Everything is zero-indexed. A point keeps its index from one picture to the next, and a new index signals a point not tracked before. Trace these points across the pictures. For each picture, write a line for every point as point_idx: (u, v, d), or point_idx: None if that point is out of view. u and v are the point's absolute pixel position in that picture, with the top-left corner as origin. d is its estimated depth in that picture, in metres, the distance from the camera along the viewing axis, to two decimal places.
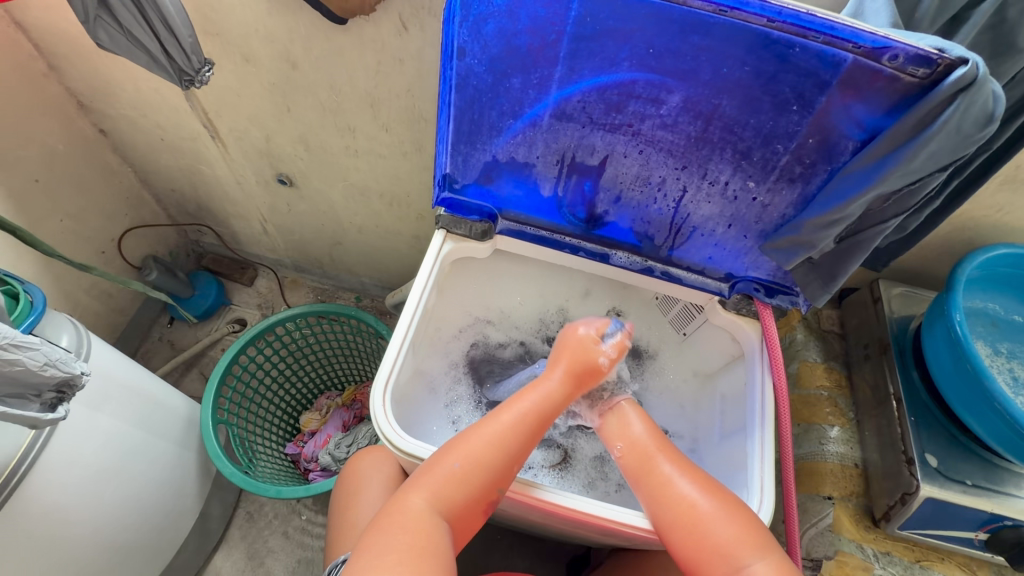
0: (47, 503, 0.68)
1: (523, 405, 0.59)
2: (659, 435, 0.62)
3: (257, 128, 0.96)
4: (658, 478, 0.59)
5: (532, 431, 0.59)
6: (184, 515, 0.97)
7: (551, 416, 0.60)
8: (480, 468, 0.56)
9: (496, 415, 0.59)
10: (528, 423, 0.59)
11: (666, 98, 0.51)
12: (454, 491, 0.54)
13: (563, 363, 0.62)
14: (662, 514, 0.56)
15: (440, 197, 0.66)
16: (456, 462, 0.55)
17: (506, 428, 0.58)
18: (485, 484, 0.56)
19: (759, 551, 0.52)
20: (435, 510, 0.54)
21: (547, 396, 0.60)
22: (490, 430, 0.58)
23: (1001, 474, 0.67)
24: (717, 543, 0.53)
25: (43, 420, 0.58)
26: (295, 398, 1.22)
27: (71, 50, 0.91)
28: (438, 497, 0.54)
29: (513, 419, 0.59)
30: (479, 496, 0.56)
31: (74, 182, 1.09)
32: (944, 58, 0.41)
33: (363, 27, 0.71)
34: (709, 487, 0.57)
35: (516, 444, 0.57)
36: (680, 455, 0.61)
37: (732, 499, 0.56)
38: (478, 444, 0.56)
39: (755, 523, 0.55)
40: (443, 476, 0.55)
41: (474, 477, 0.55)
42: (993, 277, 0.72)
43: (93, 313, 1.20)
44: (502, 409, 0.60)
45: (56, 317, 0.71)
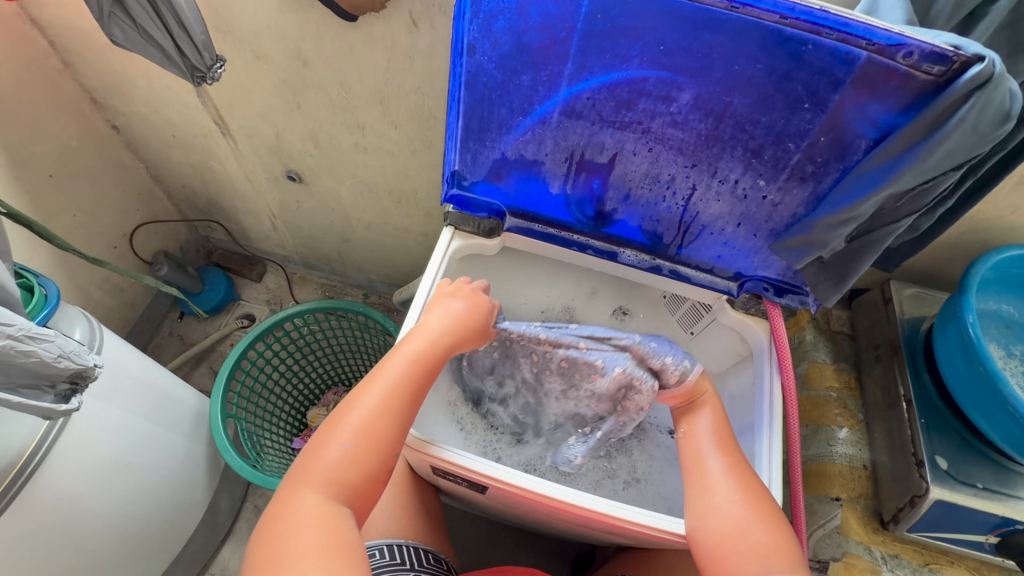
0: (59, 493, 0.69)
1: (401, 356, 0.57)
2: (723, 432, 0.60)
3: (268, 125, 0.97)
4: (705, 474, 0.57)
5: (421, 380, 0.57)
6: (193, 508, 0.98)
7: (435, 364, 0.59)
8: (369, 440, 0.52)
9: (365, 387, 0.55)
10: (400, 383, 0.56)
11: (677, 96, 0.51)
12: (347, 471, 0.51)
13: (447, 317, 0.61)
14: (702, 511, 0.54)
15: (448, 193, 0.66)
16: (345, 443, 0.51)
17: (384, 392, 0.55)
18: (377, 452, 0.52)
19: (792, 567, 0.49)
20: (335, 498, 0.49)
21: (425, 342, 0.59)
22: (376, 396, 0.54)
23: (1013, 478, 0.66)
24: (749, 548, 0.50)
25: (56, 412, 0.59)
26: (303, 394, 1.23)
27: (85, 47, 0.92)
28: (331, 484, 0.50)
29: (392, 380, 0.56)
30: (373, 468, 0.52)
31: (87, 178, 1.10)
32: (959, 56, 0.40)
33: (374, 25, 0.71)
34: (752, 493, 0.54)
35: (391, 400, 0.54)
36: (737, 457, 0.57)
37: (772, 510, 0.53)
38: (358, 418, 0.53)
39: (791, 541, 0.51)
40: (328, 461, 0.50)
41: (364, 449, 0.52)
42: (1007, 278, 0.71)
43: (105, 306, 1.22)
44: (376, 378, 0.56)
45: (69, 310, 0.72)
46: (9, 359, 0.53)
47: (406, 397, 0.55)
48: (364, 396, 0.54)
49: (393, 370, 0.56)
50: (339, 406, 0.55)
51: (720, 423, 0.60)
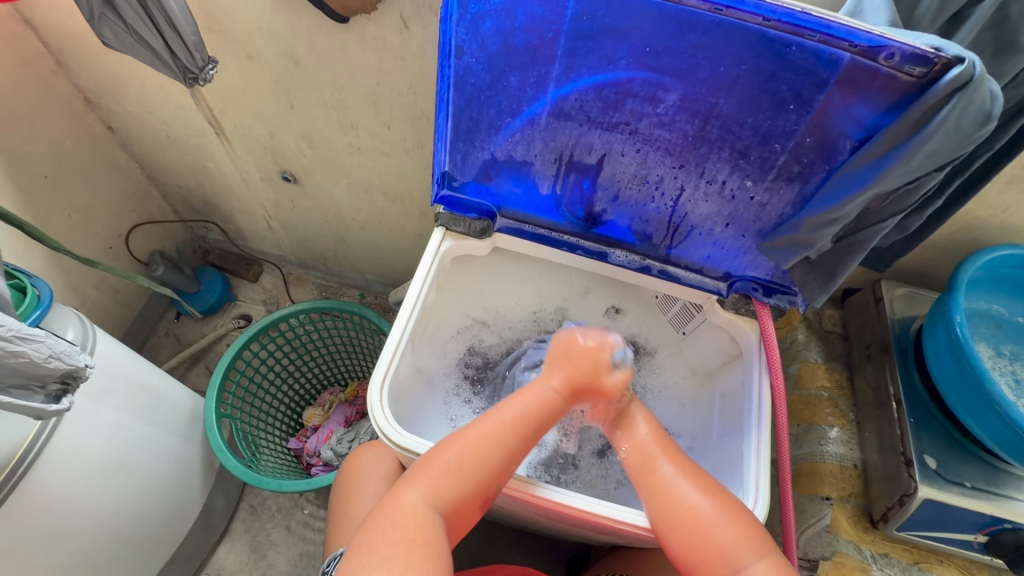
0: (52, 493, 0.70)
1: (524, 406, 0.60)
2: (664, 438, 0.62)
3: (262, 125, 0.97)
4: (659, 480, 0.58)
5: (537, 431, 0.59)
6: (188, 507, 0.98)
7: (551, 420, 0.61)
8: (476, 467, 0.56)
9: (497, 421, 0.58)
10: (517, 432, 0.58)
11: (664, 97, 0.51)
12: (450, 488, 0.55)
13: (564, 369, 0.61)
14: (661, 514, 0.56)
15: (439, 194, 0.67)
16: (451, 457, 0.56)
17: (505, 433, 0.58)
18: (482, 484, 0.56)
19: (759, 552, 0.52)
20: (431, 505, 0.54)
21: (545, 400, 0.60)
22: (490, 430, 0.58)
23: (1002, 477, 0.66)
24: (718, 544, 0.53)
25: (46, 412, 0.59)
26: (298, 393, 1.24)
27: (79, 48, 0.92)
28: (433, 493, 0.54)
29: (517, 417, 0.59)
30: (473, 495, 0.56)
31: (82, 178, 1.10)
32: (941, 57, 0.40)
33: (365, 25, 0.71)
34: (710, 487, 0.57)
35: (509, 439, 0.58)
36: (683, 459, 0.60)
37: (734, 502, 0.55)
38: (476, 446, 0.57)
39: (757, 526, 0.54)
40: (439, 473, 0.55)
41: (468, 475, 0.55)
42: (997, 278, 0.71)
43: (101, 306, 1.22)
44: (501, 408, 0.60)
45: (62, 310, 0.72)
46: None
47: (516, 447, 0.58)
48: (477, 426, 0.58)
49: (517, 410, 0.59)
50: (466, 424, 0.59)
51: (657, 428, 0.63)
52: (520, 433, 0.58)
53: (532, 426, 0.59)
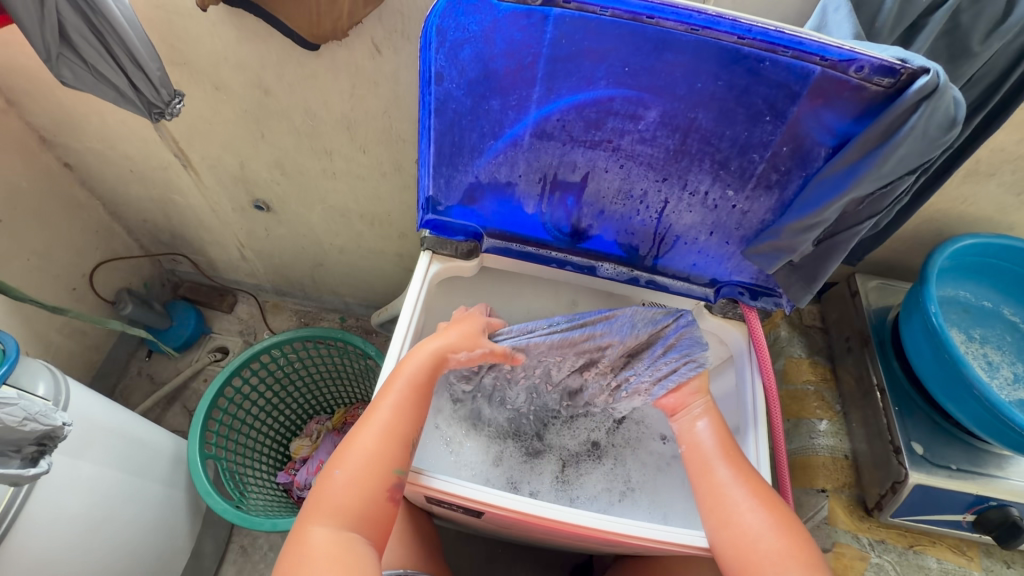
0: (31, 559, 0.65)
1: (397, 385, 0.61)
2: (727, 444, 0.62)
3: (231, 155, 0.95)
4: (715, 487, 0.58)
5: (420, 398, 0.61)
6: (176, 556, 0.94)
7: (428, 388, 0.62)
8: (371, 464, 0.56)
9: (373, 413, 0.59)
10: (398, 408, 0.59)
11: (644, 114, 0.52)
12: (348, 497, 0.55)
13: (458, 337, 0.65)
14: (719, 533, 0.56)
15: (424, 218, 0.66)
16: (335, 470, 0.57)
17: (386, 418, 0.59)
18: (382, 476, 0.56)
19: (809, 572, 0.52)
20: (341, 526, 0.54)
21: (424, 363, 0.62)
22: (372, 427, 0.58)
23: (984, 457, 0.69)
24: (772, 561, 0.53)
25: (23, 476, 0.55)
26: (284, 425, 1.20)
27: (31, 85, 0.88)
28: (336, 513, 0.54)
29: (395, 400, 0.60)
30: (377, 491, 0.55)
31: (39, 220, 1.05)
32: (906, 68, 0.42)
33: (336, 51, 0.70)
34: (764, 501, 0.56)
35: (392, 418, 0.59)
36: (742, 463, 0.60)
37: (788, 516, 0.55)
38: (363, 448, 0.57)
39: (809, 545, 0.54)
40: (331, 489, 0.55)
41: (356, 479, 0.56)
42: (962, 266, 0.75)
43: (67, 351, 1.16)
44: (379, 405, 0.60)
45: (31, 363, 0.68)
46: None
47: (402, 427, 0.59)
48: (363, 427, 0.58)
49: (407, 378, 0.61)
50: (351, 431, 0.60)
51: (720, 430, 0.63)
52: (403, 414, 0.59)
53: (411, 398, 0.60)
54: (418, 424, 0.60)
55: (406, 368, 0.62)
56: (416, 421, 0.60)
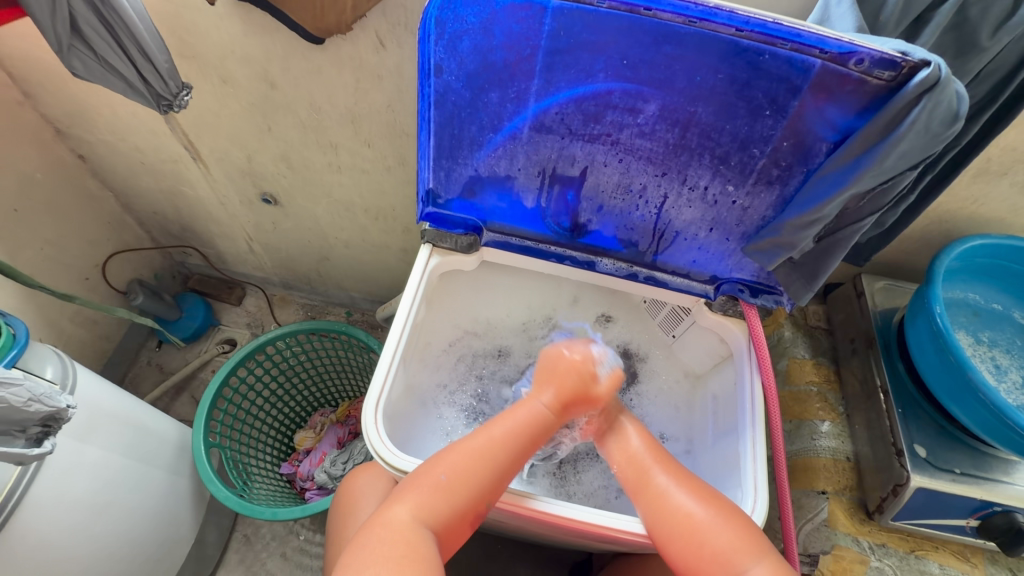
0: (35, 540, 0.67)
1: (512, 420, 0.60)
2: (658, 450, 0.62)
3: (239, 148, 0.96)
4: (656, 490, 0.58)
5: (530, 442, 0.60)
6: (179, 542, 0.96)
7: (540, 437, 0.61)
8: (465, 483, 0.56)
9: (486, 429, 0.60)
10: (507, 443, 0.59)
11: (643, 107, 0.52)
12: (439, 501, 0.54)
13: (552, 386, 0.63)
14: (659, 525, 0.56)
15: (424, 211, 0.66)
16: (441, 474, 0.55)
17: (492, 444, 0.58)
18: (472, 496, 0.55)
19: (757, 556, 0.52)
20: (419, 521, 0.53)
21: (537, 418, 0.61)
22: (475, 445, 0.58)
23: (990, 462, 0.67)
24: (716, 550, 0.53)
25: (28, 455, 0.57)
26: (288, 417, 1.21)
27: (46, 78, 0.90)
28: (421, 509, 0.54)
29: (507, 432, 0.60)
30: (465, 510, 0.55)
31: (54, 211, 1.07)
32: (907, 61, 0.42)
33: (341, 45, 0.71)
34: (704, 494, 0.57)
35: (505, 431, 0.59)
36: (676, 466, 0.61)
37: (729, 508, 0.56)
38: (466, 458, 0.57)
39: (753, 529, 0.54)
40: (427, 485, 0.55)
41: (458, 488, 0.55)
42: (971, 267, 0.74)
43: (79, 339, 1.19)
44: (494, 423, 0.60)
45: (40, 348, 0.70)
46: None
47: (506, 462, 0.58)
48: (466, 440, 0.58)
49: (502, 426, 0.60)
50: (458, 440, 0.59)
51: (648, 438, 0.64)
52: (511, 450, 0.58)
53: (524, 443, 0.60)
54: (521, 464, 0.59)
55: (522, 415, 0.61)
56: (519, 462, 0.59)
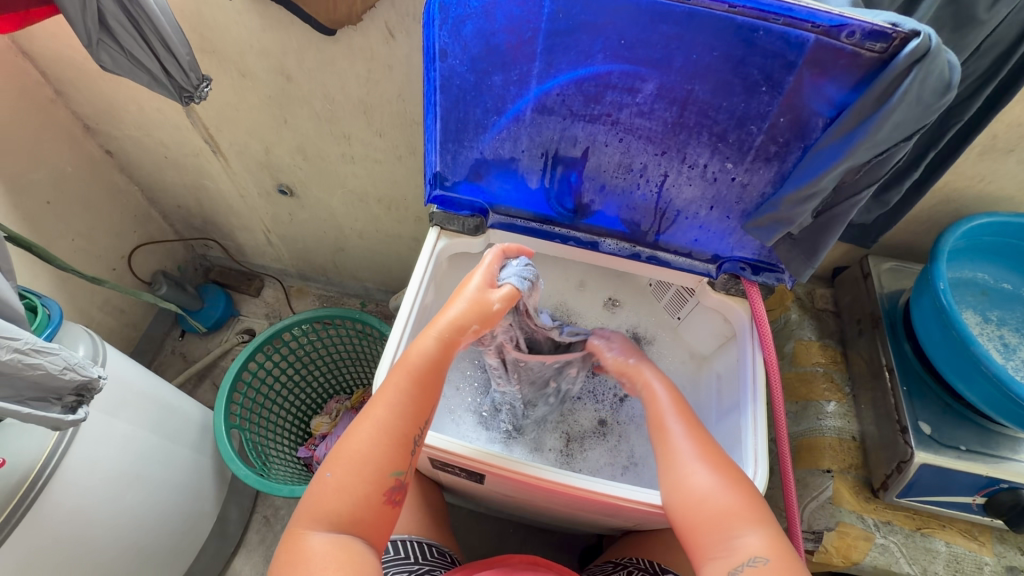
0: (71, 506, 0.71)
1: (401, 371, 0.57)
2: (681, 403, 0.64)
3: (256, 141, 1.00)
4: (667, 442, 0.60)
5: (421, 391, 0.57)
6: (202, 518, 1.00)
7: (434, 375, 0.58)
8: (363, 468, 0.53)
9: (368, 409, 0.56)
10: (396, 405, 0.56)
11: (642, 87, 0.54)
12: (343, 501, 0.52)
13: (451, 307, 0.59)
14: (666, 476, 0.58)
15: (432, 194, 0.69)
16: (327, 472, 0.53)
17: (381, 415, 0.55)
18: (377, 478, 0.53)
19: (756, 525, 0.51)
20: (336, 528, 0.51)
21: (420, 353, 0.57)
22: (369, 420, 0.55)
23: (996, 439, 0.67)
24: (719, 510, 0.53)
25: (64, 421, 0.62)
26: (305, 403, 1.25)
27: (76, 76, 0.95)
28: (332, 516, 0.51)
29: (389, 403, 0.56)
30: (372, 494, 0.53)
31: (83, 204, 1.12)
32: (898, 32, 0.43)
33: (352, 37, 0.74)
34: (711, 456, 0.57)
35: (394, 399, 0.56)
36: (696, 423, 0.61)
37: (738, 474, 0.56)
38: (354, 448, 0.54)
39: (758, 502, 0.54)
40: (322, 491, 0.52)
41: (352, 477, 0.53)
42: (979, 246, 0.74)
43: (108, 327, 1.25)
44: (374, 402, 0.56)
45: (72, 328, 0.74)
46: (16, 372, 0.56)
47: (400, 424, 0.55)
48: (361, 419, 0.56)
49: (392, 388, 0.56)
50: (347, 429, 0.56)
51: (675, 394, 0.65)
52: (399, 409, 0.56)
53: (410, 392, 0.56)
54: (420, 420, 0.57)
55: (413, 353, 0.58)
56: (417, 418, 0.56)
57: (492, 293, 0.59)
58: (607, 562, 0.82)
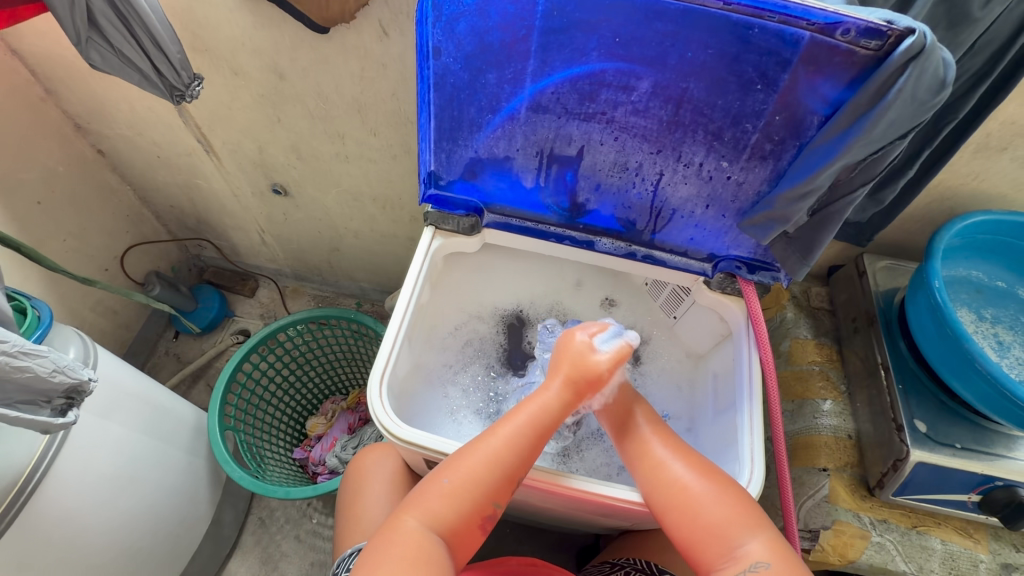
0: (63, 509, 0.71)
1: (516, 418, 0.58)
2: (658, 422, 0.63)
3: (250, 140, 0.99)
4: (652, 459, 0.59)
5: (534, 443, 0.58)
6: (197, 521, 0.99)
7: (549, 429, 0.59)
8: (475, 483, 0.55)
9: (496, 429, 0.58)
10: (512, 443, 0.57)
11: (636, 85, 0.53)
12: (450, 508, 0.54)
13: (561, 376, 0.61)
14: (654, 493, 0.57)
15: (427, 193, 0.68)
16: (445, 478, 0.55)
17: (498, 444, 0.57)
18: (480, 500, 0.55)
19: (754, 530, 0.53)
20: (427, 526, 0.53)
21: (544, 408, 0.59)
22: (486, 445, 0.56)
23: (991, 437, 0.67)
24: (710, 523, 0.54)
25: (54, 425, 0.61)
26: (300, 404, 1.24)
27: (67, 74, 0.94)
28: (428, 514, 0.54)
29: (515, 428, 0.58)
30: (473, 513, 0.55)
31: (75, 204, 1.11)
32: (893, 30, 0.43)
33: (346, 35, 0.73)
34: (698, 465, 0.57)
35: (543, 425, 0.59)
36: (675, 438, 0.61)
37: (728, 482, 0.56)
38: (478, 460, 0.56)
39: (750, 503, 0.55)
40: (432, 494, 0.54)
41: (470, 491, 0.55)
42: (973, 245, 0.74)
43: (100, 328, 1.23)
44: (503, 422, 0.59)
45: (63, 329, 0.73)
46: (4, 375, 0.55)
47: (512, 462, 0.56)
48: (479, 441, 0.57)
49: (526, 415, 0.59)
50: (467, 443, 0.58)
51: (651, 415, 0.64)
52: (518, 449, 0.57)
53: (530, 438, 0.58)
54: (527, 466, 0.57)
55: (533, 408, 0.60)
56: (526, 463, 0.57)
57: (596, 356, 0.61)
58: (604, 562, 0.81)
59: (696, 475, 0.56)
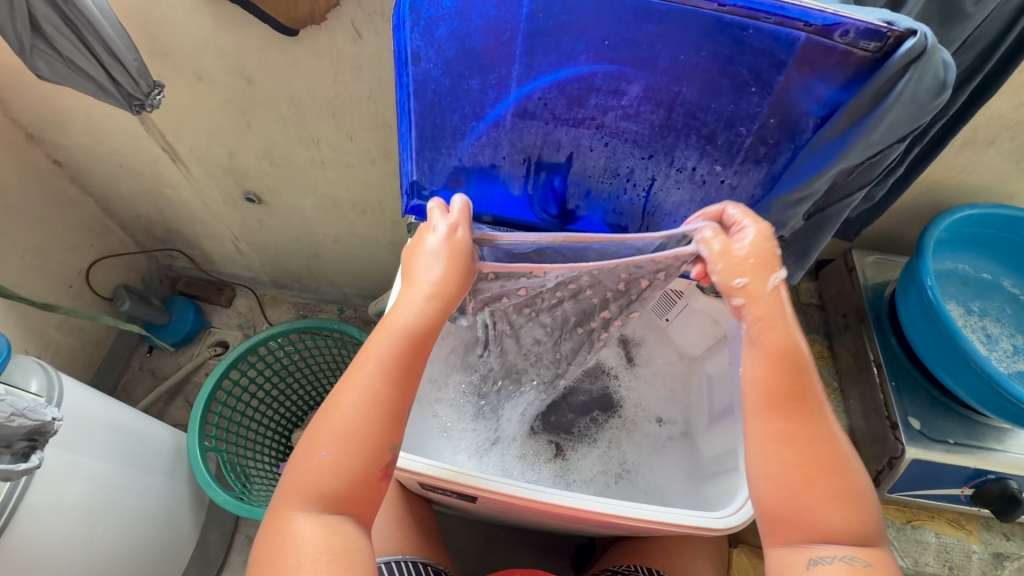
0: (32, 551, 0.66)
1: (388, 331, 0.51)
2: (788, 381, 0.48)
3: (219, 147, 0.94)
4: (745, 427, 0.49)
5: (413, 356, 0.51)
6: (180, 546, 0.95)
7: (423, 339, 0.52)
8: (353, 445, 0.48)
9: (355, 378, 0.50)
10: (390, 373, 0.50)
11: (627, 89, 0.51)
12: (337, 481, 0.48)
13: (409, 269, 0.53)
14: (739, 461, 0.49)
15: (409, 205, 0.62)
16: (320, 451, 0.48)
17: (372, 386, 0.50)
18: (375, 454, 0.49)
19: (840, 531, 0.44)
20: (327, 511, 0.47)
21: (414, 318, 0.51)
22: (356, 396, 0.49)
23: (984, 431, 0.68)
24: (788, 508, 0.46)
25: (15, 471, 0.57)
26: (286, 417, 1.21)
27: (14, 82, 0.87)
28: (322, 497, 0.47)
29: (379, 372, 0.50)
30: (365, 472, 0.49)
31: (33, 219, 1.05)
32: (893, 31, 0.41)
33: (316, 36, 0.69)
34: (799, 450, 0.46)
35: (383, 367, 0.50)
36: (796, 409, 0.47)
37: (828, 474, 0.45)
38: (342, 421, 0.49)
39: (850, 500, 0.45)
40: (311, 472, 0.48)
41: (341, 456, 0.48)
42: (960, 238, 0.74)
43: (67, 347, 1.17)
44: (362, 369, 0.50)
45: (23, 361, 0.69)
46: None
47: (394, 397, 0.50)
48: (349, 392, 0.50)
49: (380, 349, 0.51)
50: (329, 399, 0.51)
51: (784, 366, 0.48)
52: (392, 377, 0.50)
53: (403, 357, 0.51)
54: (411, 391, 0.52)
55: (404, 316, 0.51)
56: (409, 390, 0.52)
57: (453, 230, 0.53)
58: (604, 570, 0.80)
59: (784, 455, 0.46)
